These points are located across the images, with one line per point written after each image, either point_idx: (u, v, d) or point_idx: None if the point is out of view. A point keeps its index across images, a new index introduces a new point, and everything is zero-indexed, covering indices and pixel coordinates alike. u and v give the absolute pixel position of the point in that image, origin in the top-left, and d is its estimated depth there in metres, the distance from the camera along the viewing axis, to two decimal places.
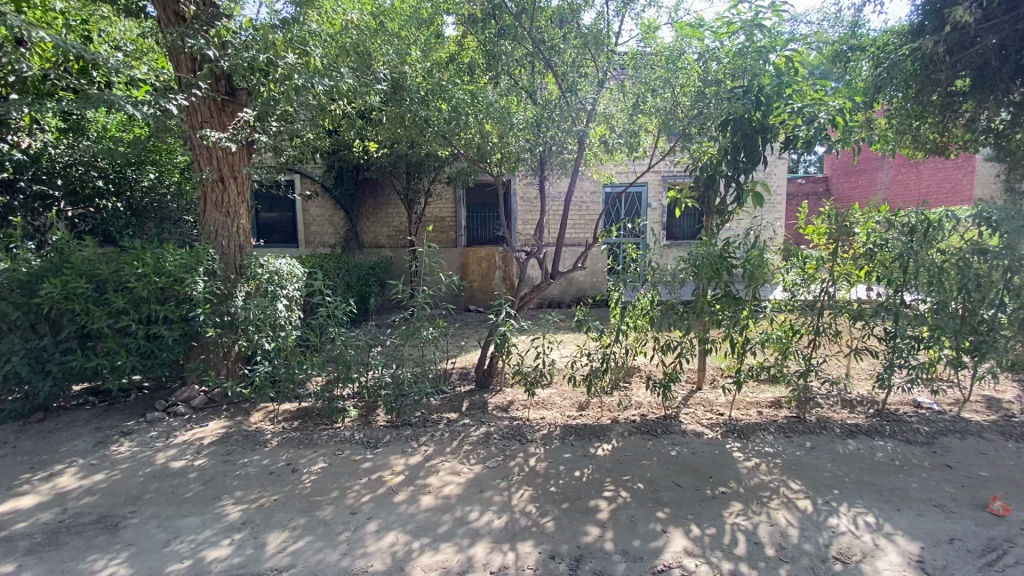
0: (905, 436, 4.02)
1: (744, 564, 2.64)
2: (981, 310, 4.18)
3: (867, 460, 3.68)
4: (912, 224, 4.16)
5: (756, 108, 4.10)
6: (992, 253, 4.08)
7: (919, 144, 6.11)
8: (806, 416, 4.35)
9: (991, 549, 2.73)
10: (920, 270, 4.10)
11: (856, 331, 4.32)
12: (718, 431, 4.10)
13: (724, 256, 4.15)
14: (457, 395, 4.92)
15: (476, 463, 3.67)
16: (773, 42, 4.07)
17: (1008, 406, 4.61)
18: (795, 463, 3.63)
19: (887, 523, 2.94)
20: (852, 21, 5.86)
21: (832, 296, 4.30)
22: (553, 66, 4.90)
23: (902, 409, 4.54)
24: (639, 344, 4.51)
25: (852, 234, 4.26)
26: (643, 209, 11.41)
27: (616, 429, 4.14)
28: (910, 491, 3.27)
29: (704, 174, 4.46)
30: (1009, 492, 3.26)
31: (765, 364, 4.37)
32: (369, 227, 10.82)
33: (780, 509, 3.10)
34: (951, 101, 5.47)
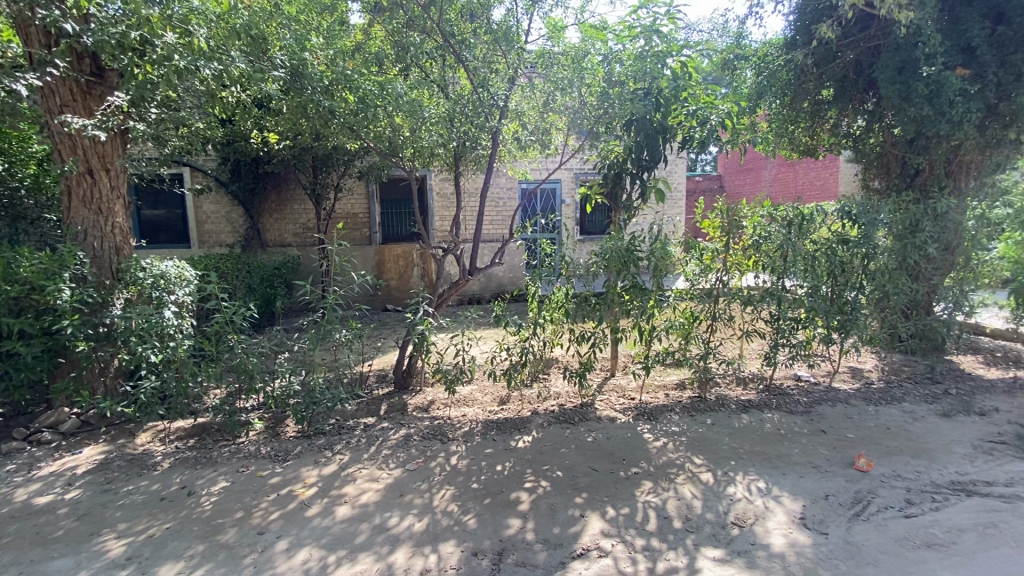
0: (788, 407, 4.51)
1: (655, 538, 2.80)
2: (845, 292, 4.79)
3: (758, 431, 4.07)
4: (790, 217, 4.65)
5: (655, 109, 4.37)
6: (853, 242, 4.71)
7: (794, 147, 6.80)
8: (706, 395, 4.73)
9: (858, 501, 3.12)
10: (798, 259, 4.60)
11: (746, 315, 4.75)
12: (630, 415, 4.33)
13: (631, 250, 4.39)
14: (374, 399, 4.75)
15: (395, 468, 3.56)
16: (669, 48, 4.33)
17: (868, 375, 5.33)
18: (696, 440, 3.93)
19: (775, 487, 3.27)
20: (737, 32, 6.33)
21: (726, 284, 4.68)
22: (464, 60, 4.85)
23: (785, 383, 5.08)
24: (555, 335, 4.61)
25: (742, 227, 4.67)
26: (558, 205, 11.73)
27: (536, 420, 4.22)
28: (793, 457, 3.66)
29: (610, 172, 4.79)
30: (871, 450, 3.76)
31: (670, 349, 4.67)
32: (273, 226, 10.11)
33: (685, 483, 3.33)
34: (820, 108, 6.11)
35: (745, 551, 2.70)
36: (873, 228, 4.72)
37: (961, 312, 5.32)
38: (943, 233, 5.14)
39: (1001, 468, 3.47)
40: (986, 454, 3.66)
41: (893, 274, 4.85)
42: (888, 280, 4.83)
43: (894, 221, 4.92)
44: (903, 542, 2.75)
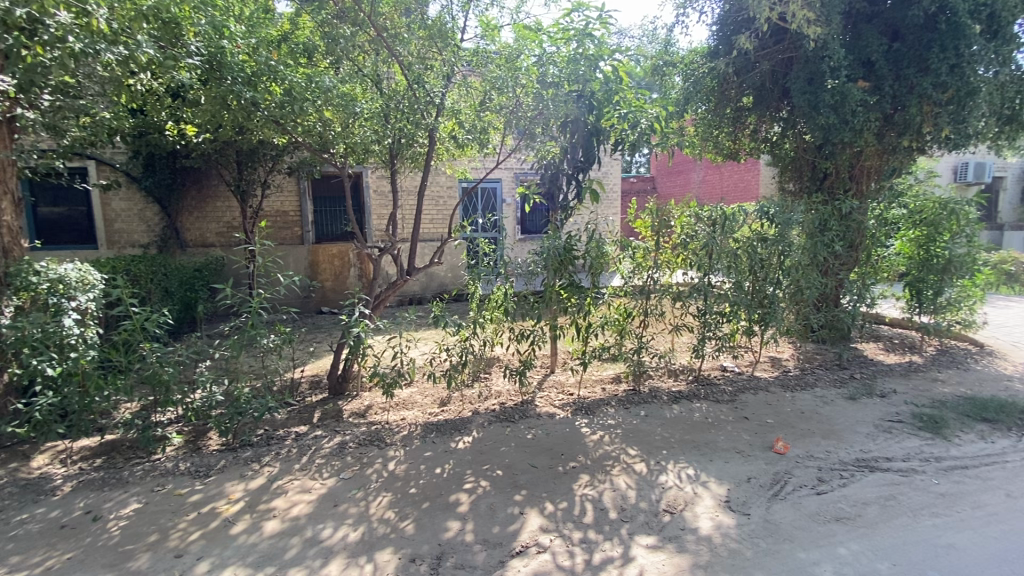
0: (715, 396, 4.78)
1: (591, 530, 2.87)
2: (765, 287, 5.12)
3: (687, 420, 4.28)
4: (714, 217, 4.92)
5: (588, 111, 4.58)
6: (770, 240, 5.05)
7: (718, 151, 7.20)
8: (640, 388, 4.92)
9: (776, 481, 3.35)
10: (722, 255, 4.89)
11: (676, 310, 4.98)
12: (568, 411, 4.41)
13: (568, 249, 4.51)
14: (307, 406, 4.54)
15: (329, 477, 3.43)
16: (602, 52, 4.44)
17: (785, 363, 5.75)
18: (631, 431, 4.07)
19: (703, 473, 3.45)
20: (665, 39, 6.55)
21: (657, 281, 4.89)
22: (398, 55, 4.73)
23: (713, 374, 5.37)
24: (496, 335, 4.61)
25: (671, 226, 4.93)
26: (498, 204, 11.76)
27: (477, 420, 4.21)
28: (719, 443, 3.87)
29: (547, 171, 4.86)
30: (787, 433, 4.05)
31: (606, 344, 4.80)
32: (193, 224, 9.46)
33: (620, 475, 3.44)
34: (740, 114, 6.49)
35: (675, 537, 2.82)
36: (787, 227, 5.09)
37: (864, 304, 5.83)
38: (848, 232, 5.69)
39: (897, 444, 3.84)
40: (885, 432, 4.04)
41: (805, 270, 5.26)
42: (801, 275, 5.23)
43: (805, 220, 5.33)
44: (815, 517, 2.97)
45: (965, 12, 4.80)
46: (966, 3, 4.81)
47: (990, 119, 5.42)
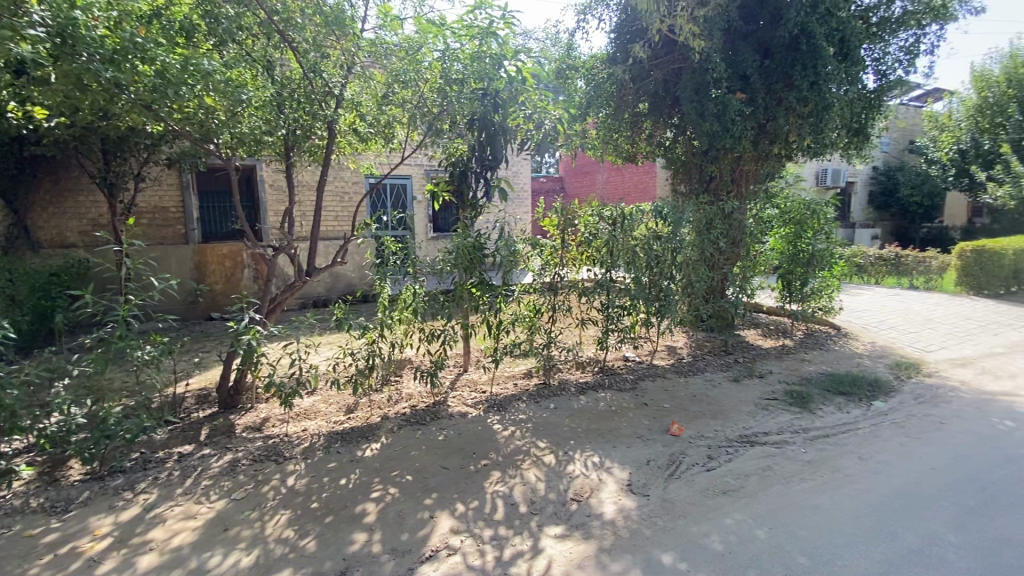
0: (618, 385, 5.05)
1: (502, 526, 2.89)
2: (661, 281, 5.48)
3: (593, 410, 4.47)
4: (614, 216, 5.18)
5: (494, 110, 4.53)
6: (664, 238, 5.44)
7: (618, 154, 7.58)
8: (550, 381, 5.05)
9: (672, 462, 3.60)
10: (622, 252, 5.17)
11: (582, 305, 5.18)
12: (480, 408, 4.42)
13: (477, 247, 4.50)
14: (193, 423, 4.12)
15: (218, 499, 3.13)
16: (506, 52, 4.47)
17: (680, 351, 6.23)
18: (541, 425, 4.16)
19: (607, 460, 3.62)
20: (567, 43, 6.80)
21: (564, 277, 5.04)
22: (289, 41, 4.38)
23: (616, 364, 5.67)
24: (406, 336, 4.48)
25: (575, 224, 5.10)
26: (409, 202, 11.51)
27: (385, 425, 4.07)
28: (621, 430, 4.09)
29: (457, 169, 4.83)
30: (682, 416, 4.37)
31: (517, 341, 4.86)
32: (48, 221, 8.19)
33: (530, 468, 3.51)
34: (637, 119, 6.88)
35: (581, 524, 2.92)
36: (679, 225, 5.51)
37: (744, 295, 6.47)
38: (730, 229, 6.29)
39: (773, 419, 4.29)
40: (763, 409, 4.50)
41: (695, 264, 5.72)
42: (692, 270, 5.68)
43: (694, 219, 5.79)
44: (705, 492, 3.23)
45: (820, 36, 5.41)
46: (821, 27, 5.43)
47: (842, 131, 6.18)
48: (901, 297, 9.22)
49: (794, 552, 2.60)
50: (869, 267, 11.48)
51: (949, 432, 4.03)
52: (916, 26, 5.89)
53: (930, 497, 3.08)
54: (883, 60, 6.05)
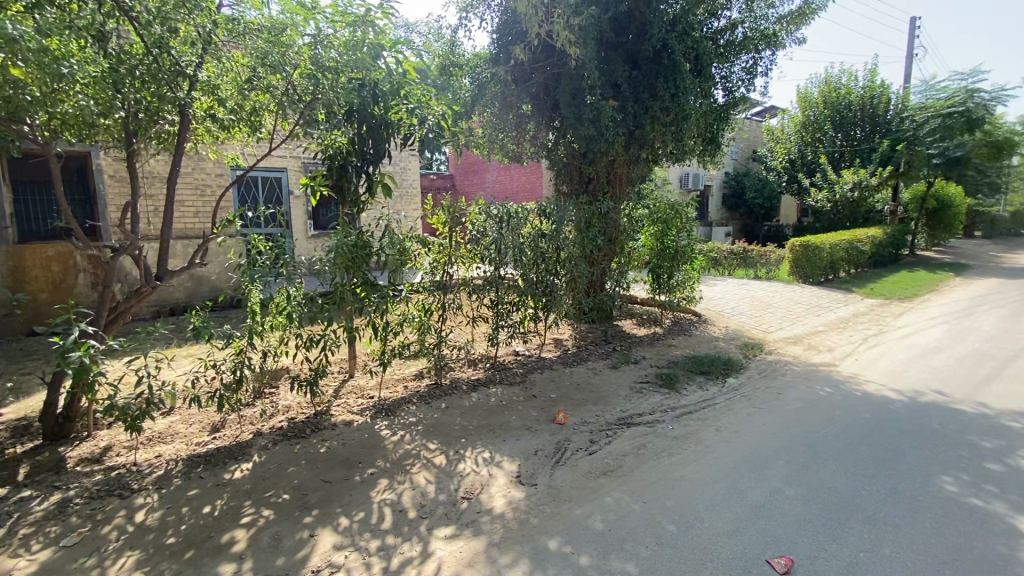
0: (508, 379, 5.16)
1: (389, 535, 2.79)
2: (546, 277, 5.70)
3: (484, 406, 4.51)
4: (500, 213, 5.26)
5: (374, 102, 4.40)
6: (548, 235, 5.68)
7: (504, 154, 7.71)
8: (441, 381, 5.00)
9: (557, 449, 3.75)
10: (509, 250, 5.28)
11: (472, 303, 5.19)
12: (367, 415, 4.23)
13: (360, 247, 4.25)
14: (5, 462, 3.41)
15: (41, 550, 2.62)
16: (384, 42, 4.22)
17: (567, 343, 6.53)
18: (432, 426, 4.10)
19: (497, 454, 3.67)
20: (449, 39, 6.74)
21: (454, 276, 5.01)
22: (125, 9, 3.66)
23: (507, 359, 5.78)
24: (281, 344, 4.15)
25: (463, 222, 5.07)
26: (284, 196, 10.70)
27: (259, 442, 3.73)
28: (511, 423, 4.17)
29: (334, 163, 4.61)
30: (567, 405, 4.58)
31: (407, 342, 4.72)
32: None
33: (419, 471, 3.43)
34: (522, 120, 7.04)
35: (471, 521, 2.93)
36: (560, 224, 5.80)
37: (621, 287, 7.04)
38: (607, 227, 6.72)
39: (646, 401, 4.68)
40: (638, 393, 4.88)
41: (577, 260, 6.02)
42: (574, 266, 5.98)
43: (575, 218, 6.10)
44: (588, 475, 3.42)
45: (678, 53, 6.01)
46: (679, 45, 6.01)
47: (698, 140, 6.91)
48: (748, 286, 10.60)
49: (664, 521, 2.85)
50: (723, 261, 13.04)
51: (784, 400, 4.71)
52: (753, 50, 6.74)
53: (770, 458, 3.56)
54: (728, 78, 6.88)
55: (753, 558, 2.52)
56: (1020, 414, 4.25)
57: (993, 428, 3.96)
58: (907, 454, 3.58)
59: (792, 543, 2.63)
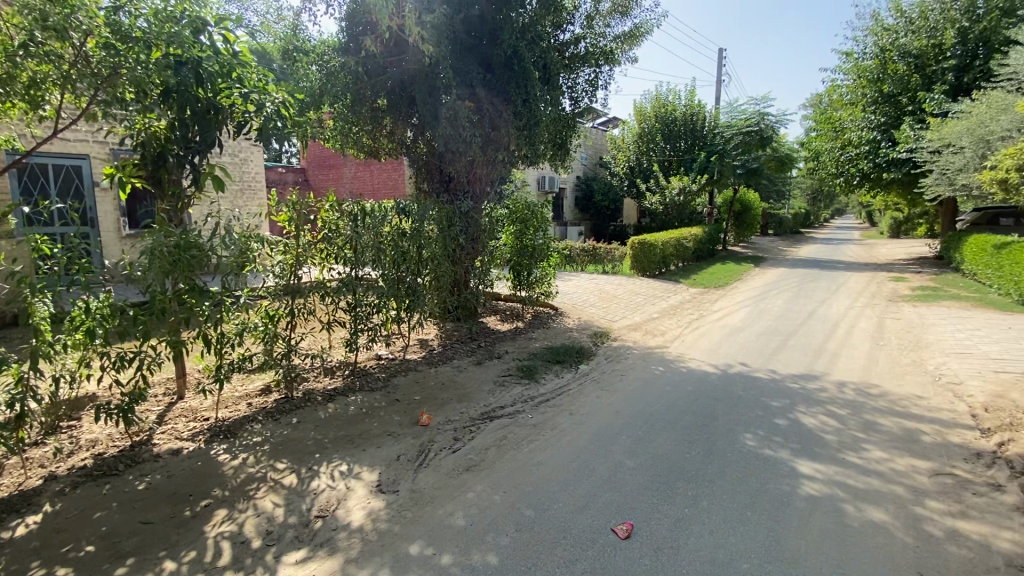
0: (369, 385, 4.94)
1: (228, 572, 2.49)
2: (407, 277, 5.57)
3: (342, 416, 4.26)
4: (353, 211, 5.00)
5: (197, 83, 3.83)
6: (409, 235, 5.55)
7: (359, 148, 7.36)
8: (293, 394, 4.60)
9: (420, 452, 3.70)
10: (366, 249, 5.04)
11: (326, 307, 4.85)
12: (200, 440, 3.72)
13: (185, 247, 3.64)
14: None
15: None
16: (208, 17, 3.77)
17: (431, 343, 6.48)
18: (281, 444, 3.75)
19: (355, 465, 3.49)
20: (292, 23, 6.22)
21: (309, 277, 4.66)
22: None
23: (368, 364, 5.55)
24: (83, 366, 3.46)
25: (313, 219, 4.72)
26: (86, 188, 8.96)
27: (51, 488, 3.06)
28: (371, 431, 4.01)
29: (148, 150, 3.94)
30: (431, 406, 4.54)
31: (249, 354, 4.25)
32: None
33: (266, 496, 3.12)
34: (376, 114, 6.75)
35: (326, 540, 2.74)
36: (422, 222, 5.71)
37: (484, 285, 7.18)
38: (468, 226, 6.81)
39: (508, 393, 4.84)
40: (500, 386, 5.03)
41: (439, 260, 6.00)
42: (437, 265, 5.95)
43: (436, 216, 6.05)
44: (451, 473, 3.43)
45: (528, 62, 6.30)
46: (528, 54, 6.30)
47: (548, 145, 7.35)
48: (597, 280, 11.61)
49: (523, 507, 2.98)
50: (576, 258, 14.11)
51: (627, 381, 5.24)
52: (594, 64, 7.36)
53: (615, 435, 3.93)
54: (574, 88, 7.42)
55: (599, 528, 2.76)
56: (797, 376, 5.29)
57: (779, 390, 4.87)
58: (720, 418, 4.22)
59: (632, 509, 2.93)
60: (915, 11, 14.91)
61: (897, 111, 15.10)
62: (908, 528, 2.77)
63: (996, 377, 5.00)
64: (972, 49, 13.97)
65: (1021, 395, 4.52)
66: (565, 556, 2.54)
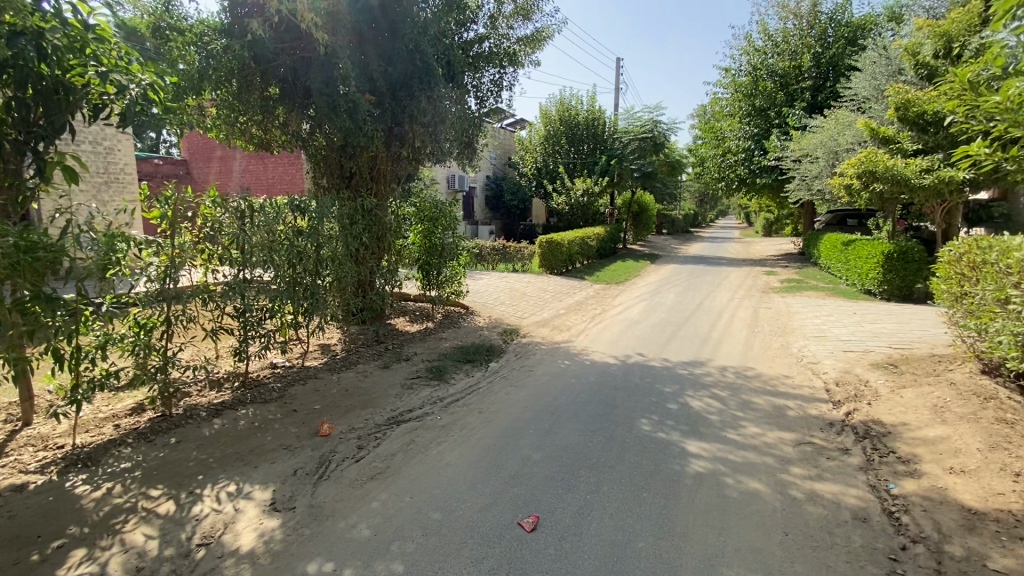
0: (262, 397, 4.58)
1: None
2: (306, 279, 5.21)
3: (230, 432, 3.90)
4: (242, 207, 4.55)
5: (41, 58, 3.19)
6: (306, 234, 5.20)
7: (247, 138, 6.79)
8: (172, 412, 4.13)
9: (320, 464, 3.50)
10: (256, 248, 4.61)
11: (210, 313, 4.40)
12: (52, 471, 3.21)
13: (33, 248, 3.04)
14: None
15: None
16: None
17: (334, 347, 6.16)
18: (156, 467, 3.35)
19: (246, 484, 3.22)
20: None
21: (192, 281, 4.23)
22: None
23: (262, 374, 5.15)
24: None
25: (191, 217, 4.21)
26: None
27: None
28: (264, 446, 3.72)
29: None
30: (332, 414, 4.31)
31: (114, 369, 3.74)
32: None
33: (136, 528, 2.77)
34: (267, 103, 6.27)
35: (211, 570, 2.50)
36: (321, 220, 5.37)
37: (391, 285, 6.96)
38: (372, 224, 6.56)
39: (416, 396, 4.74)
40: (408, 389, 4.91)
41: (341, 259, 5.70)
42: (338, 265, 5.64)
43: (336, 214, 5.75)
44: (354, 483, 3.28)
45: (430, 58, 6.14)
46: (431, 49, 6.14)
47: (454, 143, 7.29)
48: (507, 278, 11.78)
49: (430, 510, 2.92)
50: (486, 256, 14.22)
51: (535, 376, 5.37)
52: (498, 65, 7.43)
53: (522, 430, 4.01)
54: (478, 87, 7.44)
55: (506, 524, 2.79)
56: (687, 363, 5.76)
57: (672, 377, 5.27)
58: (620, 407, 4.46)
59: (538, 501, 3.00)
60: (779, 35, 16.87)
61: (766, 124, 17.01)
62: (777, 493, 3.12)
63: (844, 356, 5.81)
64: (824, 72, 16.11)
65: (863, 370, 5.29)
66: (472, 555, 2.53)
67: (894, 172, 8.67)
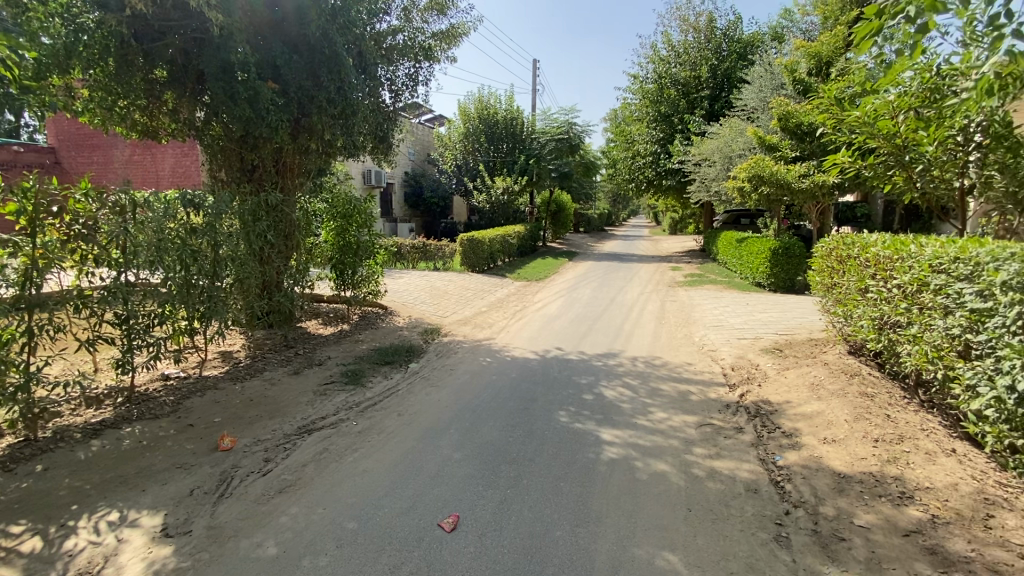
0: (152, 412, 4.14)
1: None
2: (201, 281, 4.68)
3: (112, 454, 3.48)
4: (121, 202, 4.05)
5: None
6: (199, 231, 4.68)
7: (129, 126, 6.09)
8: (37, 437, 3.60)
9: (221, 481, 3.23)
10: (139, 247, 4.08)
11: (84, 321, 3.89)
12: None
13: None
14: None
15: None
16: None
17: (237, 354, 5.71)
18: (16, 500, 2.92)
19: (131, 510, 2.89)
20: None
21: (60, 286, 3.76)
22: None
23: (151, 387, 4.65)
24: None
25: (55, 212, 3.73)
26: None
27: None
28: (154, 466, 3.36)
29: None
30: (235, 427, 3.99)
31: None
32: None
33: None
34: (152, 87, 5.66)
35: None
36: (218, 216, 4.87)
37: (302, 286, 6.59)
38: (278, 221, 6.16)
39: (330, 402, 4.51)
40: (321, 395, 4.67)
41: (243, 258, 5.23)
42: (241, 264, 5.19)
43: (237, 210, 5.30)
44: (260, 498, 3.07)
45: (339, 47, 5.82)
46: (339, 37, 5.84)
47: (368, 137, 7.02)
48: (427, 277, 11.59)
49: (345, 520, 2.81)
50: (406, 255, 13.92)
51: (455, 375, 5.33)
52: (413, 59, 7.25)
53: (442, 430, 3.96)
54: (393, 81, 7.22)
55: (425, 526, 2.75)
56: (603, 355, 6.02)
57: (588, 369, 5.48)
58: (539, 401, 4.56)
59: (458, 500, 2.99)
60: (681, 47, 18.09)
61: (671, 129, 18.17)
62: (681, 472, 3.36)
63: (739, 343, 6.38)
64: (720, 83, 17.50)
65: (755, 355, 5.83)
66: (390, 562, 2.47)
67: (778, 177, 9.65)
